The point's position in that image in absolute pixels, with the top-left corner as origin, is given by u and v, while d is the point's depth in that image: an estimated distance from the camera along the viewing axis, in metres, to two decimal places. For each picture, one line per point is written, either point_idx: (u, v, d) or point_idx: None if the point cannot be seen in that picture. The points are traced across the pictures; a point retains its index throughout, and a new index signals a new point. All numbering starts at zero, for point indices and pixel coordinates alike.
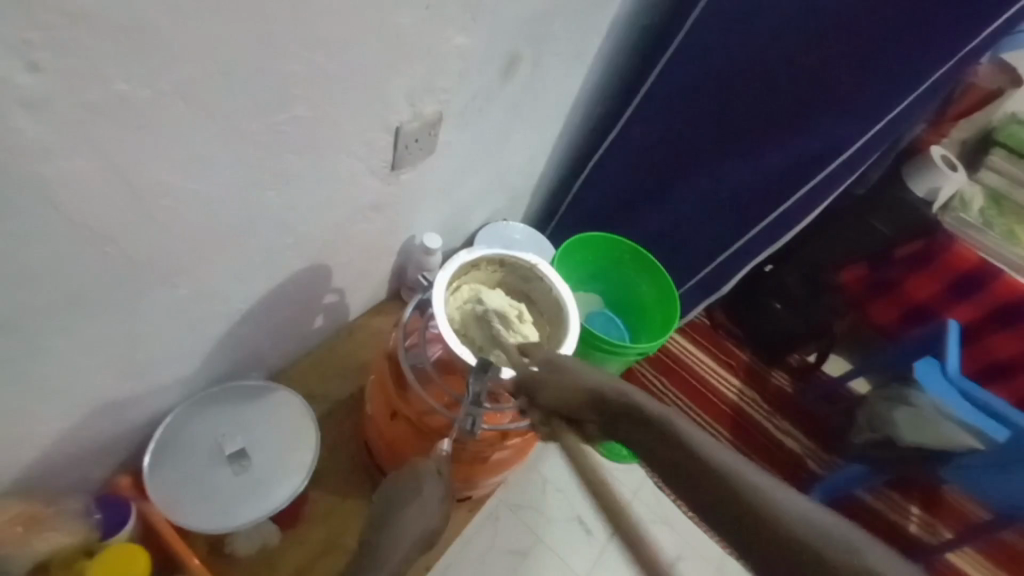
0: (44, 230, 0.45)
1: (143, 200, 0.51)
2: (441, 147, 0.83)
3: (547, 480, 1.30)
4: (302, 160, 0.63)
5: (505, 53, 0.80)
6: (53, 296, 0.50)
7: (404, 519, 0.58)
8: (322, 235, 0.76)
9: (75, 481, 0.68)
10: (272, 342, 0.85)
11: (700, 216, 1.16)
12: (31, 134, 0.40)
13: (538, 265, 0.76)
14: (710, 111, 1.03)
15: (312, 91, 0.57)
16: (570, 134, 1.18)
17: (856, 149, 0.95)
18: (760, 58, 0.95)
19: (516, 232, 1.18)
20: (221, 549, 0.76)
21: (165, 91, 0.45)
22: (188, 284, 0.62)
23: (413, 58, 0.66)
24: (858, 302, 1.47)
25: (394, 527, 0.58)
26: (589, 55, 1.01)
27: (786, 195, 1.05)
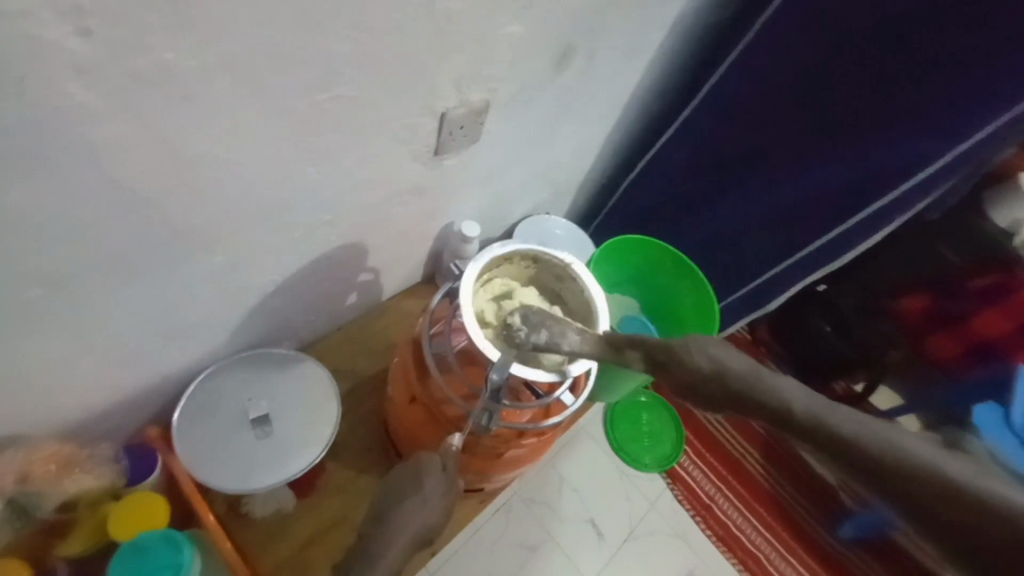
0: (90, 191, 0.47)
1: (185, 169, 0.52)
2: (486, 135, 0.82)
3: (564, 480, 1.29)
4: (344, 140, 0.63)
5: (560, 43, 0.77)
6: (97, 254, 0.52)
7: (401, 512, 0.59)
8: (359, 215, 0.76)
9: (110, 428, 0.71)
10: (304, 315, 0.86)
11: (753, 228, 1.11)
12: (79, 98, 0.41)
13: (572, 265, 0.74)
14: (774, 118, 0.97)
15: (356, 71, 0.57)
16: (623, 130, 1.14)
17: (933, 171, 0.87)
18: (835, 66, 0.88)
19: (557, 227, 1.15)
20: (238, 509, 0.79)
21: (211, 64, 0.46)
22: (226, 252, 0.63)
23: (463, 43, 0.64)
24: (916, 335, 1.33)
25: (391, 523, 0.59)
26: (650, 49, 0.96)
27: (849, 214, 0.98)
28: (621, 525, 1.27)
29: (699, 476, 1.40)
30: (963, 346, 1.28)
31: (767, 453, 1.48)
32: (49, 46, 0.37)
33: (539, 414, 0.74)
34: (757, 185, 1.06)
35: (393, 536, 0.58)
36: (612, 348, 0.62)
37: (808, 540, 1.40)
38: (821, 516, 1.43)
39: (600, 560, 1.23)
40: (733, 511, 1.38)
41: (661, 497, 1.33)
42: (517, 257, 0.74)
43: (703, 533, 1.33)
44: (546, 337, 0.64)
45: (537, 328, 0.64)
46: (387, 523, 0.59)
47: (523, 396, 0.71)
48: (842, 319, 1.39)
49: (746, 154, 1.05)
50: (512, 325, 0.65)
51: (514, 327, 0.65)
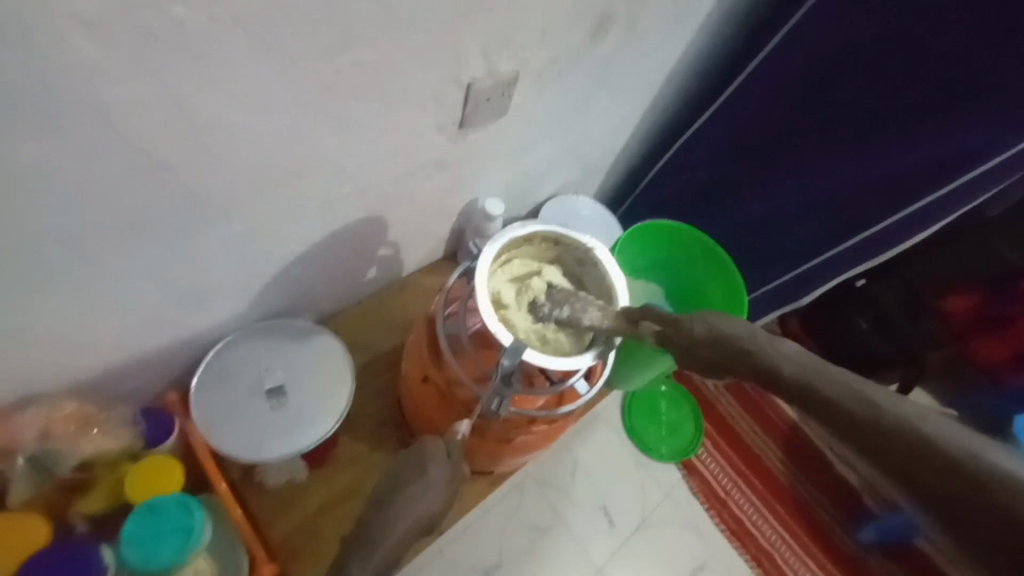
0: (103, 152, 0.46)
1: (199, 133, 0.50)
2: (514, 108, 0.78)
3: (579, 465, 1.27)
4: (365, 108, 0.60)
5: (597, 12, 0.73)
6: (112, 217, 0.51)
7: (404, 499, 0.59)
8: (380, 187, 0.74)
9: (130, 390, 0.72)
10: (323, 287, 0.86)
11: (792, 217, 1.05)
12: (87, 53, 0.39)
13: (594, 249, 0.70)
14: (824, 100, 0.91)
15: (378, 35, 0.54)
16: (659, 108, 1.08)
17: (999, 161, 0.80)
18: (897, 44, 0.81)
19: (584, 208, 1.11)
20: (252, 476, 0.80)
21: (225, 22, 0.43)
22: (243, 221, 0.62)
23: (493, 9, 0.60)
24: (961, 336, 1.26)
25: (393, 507, 0.59)
26: (693, 22, 0.91)
27: (900, 205, 0.91)
28: (634, 513, 1.26)
29: (715, 468, 1.37)
30: (1012, 349, 1.22)
31: (789, 450, 1.44)
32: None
33: (553, 400, 0.73)
34: (800, 171, 1.00)
35: (393, 522, 0.59)
36: (628, 321, 0.60)
37: (827, 541, 1.37)
38: (842, 517, 1.39)
39: (610, 546, 1.22)
40: (750, 507, 1.35)
41: (677, 488, 1.31)
42: (535, 240, 0.72)
43: (718, 526, 1.30)
44: (568, 312, 0.66)
45: (560, 304, 0.67)
46: (389, 508, 0.59)
47: (537, 382, 0.69)
48: (881, 315, 1.32)
49: (790, 138, 0.98)
50: (537, 300, 0.68)
51: (538, 303, 0.68)
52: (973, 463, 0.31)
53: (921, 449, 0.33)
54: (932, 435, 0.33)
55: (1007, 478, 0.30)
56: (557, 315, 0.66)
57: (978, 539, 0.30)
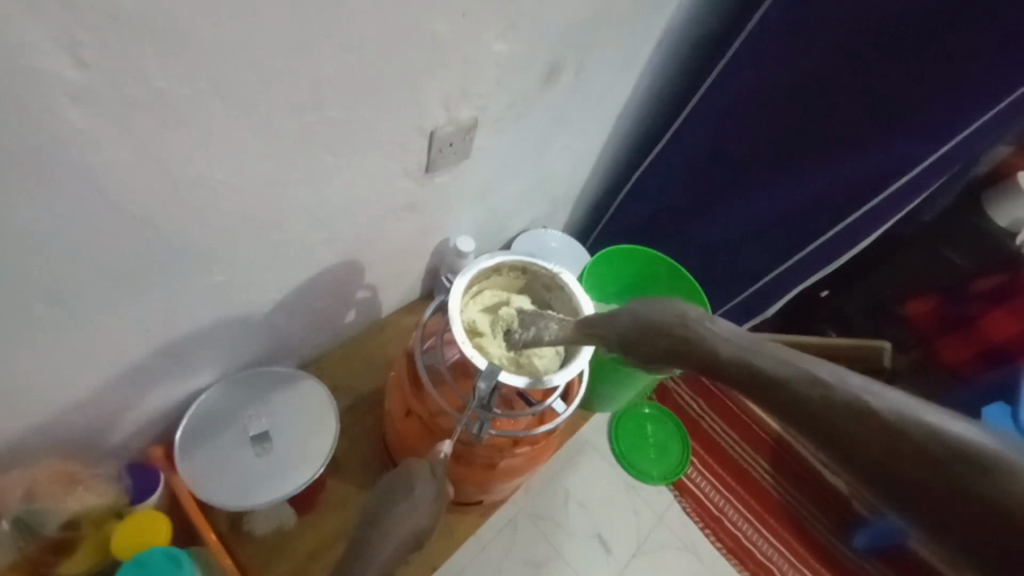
0: (91, 212, 0.49)
1: (181, 191, 0.54)
2: (477, 151, 0.84)
3: (570, 494, 1.28)
4: (336, 160, 0.65)
5: (547, 61, 0.80)
6: (98, 273, 0.54)
7: (393, 514, 0.59)
8: (355, 232, 0.78)
9: (114, 447, 0.73)
10: (305, 332, 0.88)
11: (748, 233, 1.12)
12: (77, 125, 0.43)
13: (560, 275, 0.74)
14: (762, 126, 0.99)
15: (346, 93, 0.59)
16: (615, 143, 1.16)
17: (919, 172, 0.90)
18: (819, 72, 0.90)
19: (553, 240, 1.17)
20: (240, 527, 0.80)
21: (204, 89, 0.48)
22: (224, 271, 0.65)
23: (450, 63, 0.67)
24: (926, 338, 1.33)
25: (383, 522, 0.59)
26: (637, 64, 0.99)
27: (842, 217, 1.00)
28: (628, 538, 1.26)
29: (705, 487, 1.38)
30: (975, 348, 1.27)
31: (775, 463, 1.46)
32: (48, 76, 0.40)
33: (533, 422, 0.76)
34: (750, 191, 1.07)
35: (381, 540, 0.58)
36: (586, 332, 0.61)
37: (822, 552, 1.38)
38: (834, 525, 1.41)
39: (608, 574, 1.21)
40: (743, 523, 1.36)
41: (669, 509, 1.32)
42: (504, 269, 0.75)
43: (713, 545, 1.31)
44: (533, 331, 0.69)
45: (527, 325, 0.70)
46: (379, 525, 0.59)
47: (516, 406, 0.73)
48: (847, 325, 1.38)
49: (737, 163, 1.06)
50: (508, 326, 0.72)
51: (510, 328, 0.72)
52: (912, 433, 0.30)
53: (860, 420, 0.32)
54: (878, 409, 0.32)
55: (949, 443, 0.29)
56: (522, 336, 0.69)
57: (924, 508, 0.29)
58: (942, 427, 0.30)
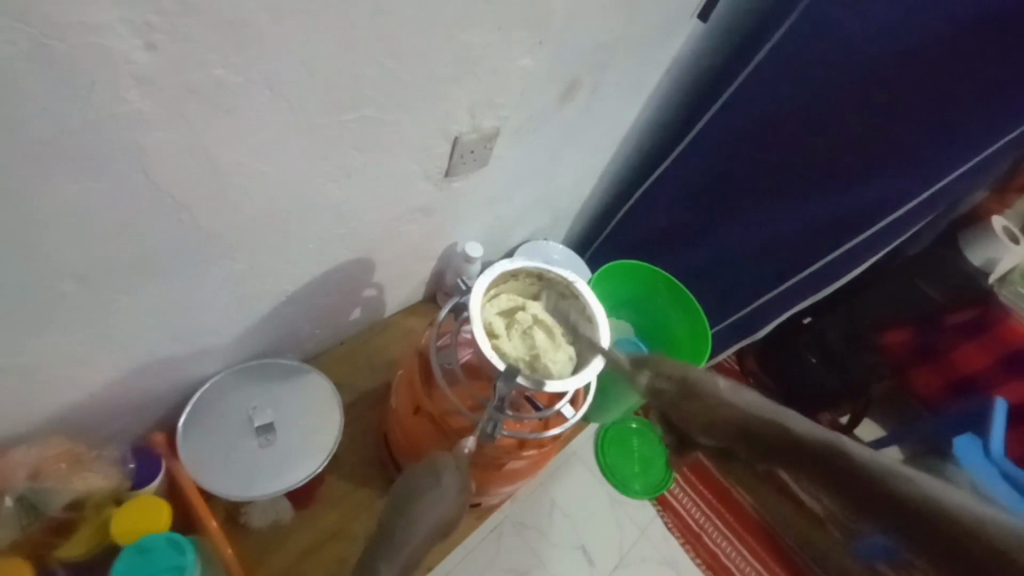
0: (132, 192, 0.50)
1: (219, 177, 0.55)
2: (493, 160, 0.86)
3: (555, 504, 1.29)
4: (365, 158, 0.67)
5: (566, 78, 0.83)
6: (129, 252, 0.54)
7: (421, 504, 0.60)
8: (372, 230, 0.79)
9: (116, 430, 0.72)
10: (310, 327, 0.89)
11: (744, 256, 1.15)
12: (135, 104, 0.44)
13: (575, 283, 0.77)
14: (763, 155, 1.04)
15: (382, 95, 0.61)
16: (620, 162, 1.19)
17: (913, 207, 0.93)
18: (819, 108, 0.95)
19: (555, 252, 1.19)
20: (237, 519, 0.79)
21: (255, 80, 0.50)
22: (246, 260, 0.66)
23: (479, 74, 0.69)
24: (901, 366, 1.41)
25: (412, 510, 0.59)
26: (648, 87, 1.03)
27: (832, 246, 1.04)
28: (611, 552, 1.27)
29: (687, 502, 1.40)
30: (945, 379, 1.36)
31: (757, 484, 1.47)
32: (117, 56, 0.41)
33: (539, 425, 0.78)
34: (747, 217, 1.11)
35: (412, 529, 0.58)
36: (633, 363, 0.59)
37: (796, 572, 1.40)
38: None
39: None
40: (723, 540, 1.39)
41: (651, 522, 1.34)
42: (521, 273, 0.78)
43: (693, 561, 1.33)
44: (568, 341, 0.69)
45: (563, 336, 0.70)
46: (408, 512, 0.59)
47: (524, 409, 0.75)
48: (827, 350, 1.41)
49: (735, 188, 1.10)
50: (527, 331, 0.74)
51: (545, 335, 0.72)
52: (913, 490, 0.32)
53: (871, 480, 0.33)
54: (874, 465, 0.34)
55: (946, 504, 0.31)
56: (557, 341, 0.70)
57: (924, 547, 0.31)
58: (944, 495, 0.31)
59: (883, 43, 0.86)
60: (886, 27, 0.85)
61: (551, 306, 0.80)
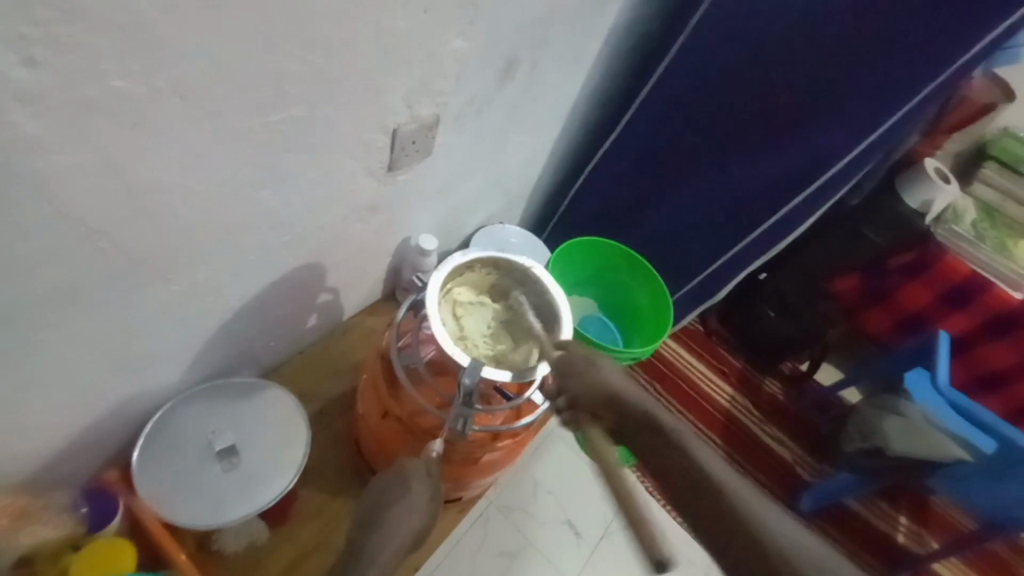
0: (38, 222, 0.45)
1: (138, 196, 0.51)
2: (438, 148, 0.83)
3: (537, 483, 1.26)
4: (298, 160, 0.63)
5: (503, 59, 0.80)
6: (49, 288, 0.50)
7: (393, 516, 0.59)
8: (317, 234, 0.75)
9: (64, 475, 0.68)
10: (265, 340, 0.85)
11: (696, 222, 1.16)
12: (27, 128, 0.40)
13: (532, 269, 0.76)
14: (706, 120, 1.04)
15: (308, 92, 0.57)
16: (568, 138, 1.18)
17: (850, 158, 0.96)
18: (754, 69, 0.95)
19: (512, 236, 1.17)
20: (209, 546, 0.76)
21: (162, 88, 0.46)
22: (183, 280, 0.62)
23: (412, 62, 0.66)
24: (853, 311, 1.48)
25: (380, 529, 0.58)
26: (588, 60, 1.01)
27: (779, 204, 1.06)
28: (596, 521, 1.25)
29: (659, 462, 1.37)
30: (893, 318, 1.43)
31: (727, 437, 1.45)
32: None
33: (511, 415, 0.77)
34: (695, 182, 1.12)
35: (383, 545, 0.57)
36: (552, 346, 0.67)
37: None
38: (781, 490, 1.42)
39: (580, 558, 1.20)
40: None
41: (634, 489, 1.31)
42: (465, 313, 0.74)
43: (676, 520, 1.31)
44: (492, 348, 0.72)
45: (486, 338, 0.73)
46: (378, 524, 0.59)
47: (494, 400, 0.74)
48: (784, 303, 1.44)
49: (682, 154, 1.10)
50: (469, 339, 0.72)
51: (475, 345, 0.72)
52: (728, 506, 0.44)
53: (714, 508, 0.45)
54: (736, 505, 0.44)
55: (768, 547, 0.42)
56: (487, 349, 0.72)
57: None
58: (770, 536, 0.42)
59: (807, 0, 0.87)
60: None
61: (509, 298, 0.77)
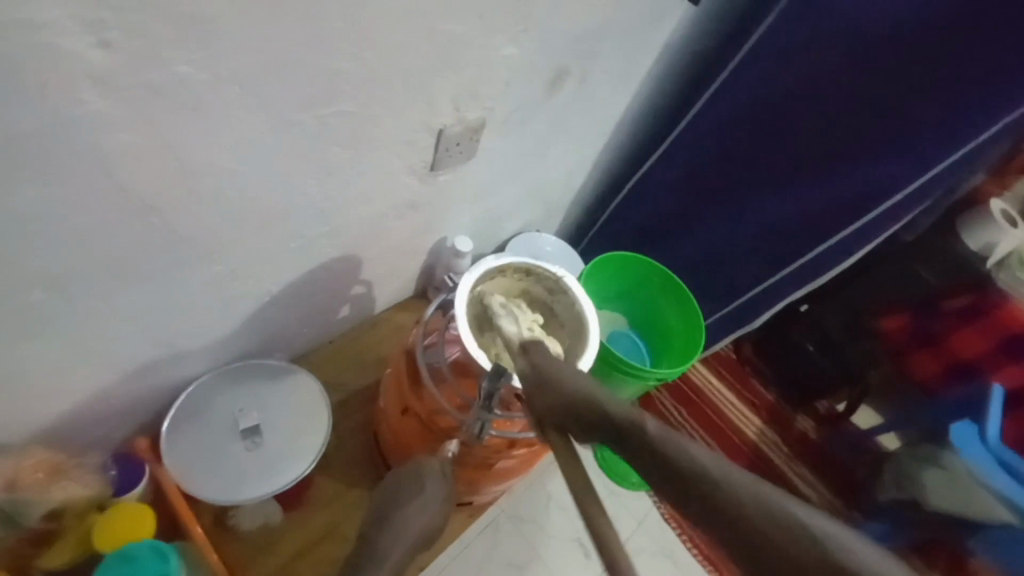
0: (98, 197, 0.48)
1: (190, 179, 0.53)
2: (481, 152, 0.84)
3: (551, 496, 1.24)
4: (345, 154, 0.64)
5: (552, 67, 0.80)
6: (100, 259, 0.52)
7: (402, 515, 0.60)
8: (356, 227, 0.77)
9: (97, 438, 0.71)
10: (297, 326, 0.87)
11: (737, 246, 1.14)
12: (93, 106, 0.42)
13: (564, 278, 0.76)
14: (757, 142, 1.01)
15: (358, 87, 0.58)
16: (612, 151, 1.17)
17: (910, 193, 0.91)
18: (810, 93, 0.93)
19: (547, 245, 1.17)
20: (225, 521, 0.78)
21: (222, 77, 0.47)
22: (225, 262, 0.64)
23: (462, 66, 0.67)
24: (898, 352, 1.36)
25: (392, 527, 0.58)
26: (639, 74, 1.00)
27: (827, 235, 1.02)
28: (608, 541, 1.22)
29: None
30: (943, 364, 1.32)
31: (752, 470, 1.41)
32: (69, 56, 0.39)
33: None
34: (741, 206, 1.09)
35: (393, 544, 0.57)
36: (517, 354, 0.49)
37: None
38: None
39: None
40: None
41: (649, 514, 1.28)
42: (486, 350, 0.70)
43: (691, 551, 1.27)
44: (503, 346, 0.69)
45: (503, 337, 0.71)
46: (388, 525, 0.59)
47: None
48: (825, 338, 1.39)
49: (730, 175, 1.07)
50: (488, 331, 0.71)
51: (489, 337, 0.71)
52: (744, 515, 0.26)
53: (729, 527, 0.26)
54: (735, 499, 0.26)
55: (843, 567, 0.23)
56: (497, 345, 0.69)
57: None
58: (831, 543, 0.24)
59: (872, 27, 0.83)
60: (876, 13, 0.82)
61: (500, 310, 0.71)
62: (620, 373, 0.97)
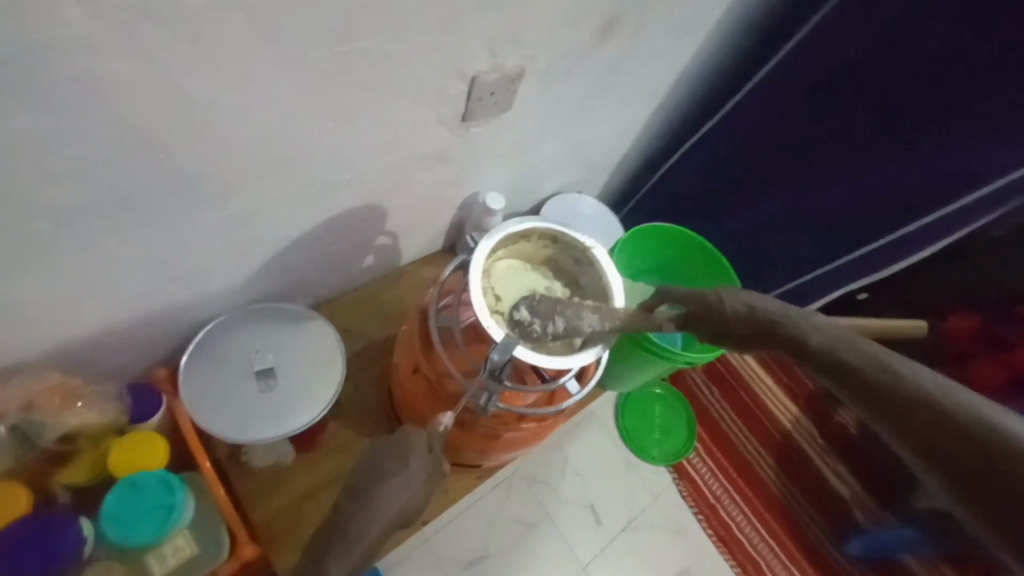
0: (97, 127, 0.46)
1: (196, 113, 0.50)
2: (518, 104, 0.77)
3: (567, 462, 1.22)
4: (366, 97, 0.60)
5: (606, 11, 0.72)
6: (107, 190, 0.51)
7: (388, 490, 0.62)
8: (379, 176, 0.73)
9: (118, 366, 0.73)
10: (318, 273, 0.85)
11: (796, 224, 1.04)
12: (81, 28, 0.39)
13: (592, 249, 0.70)
14: (832, 112, 0.90)
15: (381, 21, 0.53)
16: (667, 111, 1.07)
17: (1010, 181, 0.80)
18: (903, 59, 0.80)
19: (586, 207, 1.10)
20: (239, 457, 0.81)
21: (222, 3, 0.43)
22: (238, 203, 0.62)
23: (499, 5, 0.60)
24: (959, 356, 1.22)
25: (373, 502, 0.62)
26: (704, 25, 0.89)
27: (902, 220, 0.91)
28: (620, 514, 1.20)
29: (697, 466, 1.30)
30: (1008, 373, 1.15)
31: (779, 460, 1.35)
32: None
33: (544, 398, 0.73)
34: (805, 181, 0.98)
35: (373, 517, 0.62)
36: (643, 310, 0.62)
37: (810, 551, 1.28)
38: (827, 529, 1.31)
39: (596, 545, 1.17)
40: (740, 518, 1.28)
41: (665, 491, 1.25)
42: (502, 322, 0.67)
43: (704, 533, 1.24)
44: (564, 323, 0.65)
45: (551, 318, 0.66)
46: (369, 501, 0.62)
47: (528, 379, 0.70)
48: None
49: (797, 147, 0.96)
50: (521, 320, 0.66)
51: (526, 322, 0.66)
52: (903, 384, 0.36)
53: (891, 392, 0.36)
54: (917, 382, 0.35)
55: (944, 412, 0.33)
56: (554, 330, 0.65)
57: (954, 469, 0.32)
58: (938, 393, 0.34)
59: None
60: None
61: (531, 318, 0.66)
62: (647, 350, 0.92)
